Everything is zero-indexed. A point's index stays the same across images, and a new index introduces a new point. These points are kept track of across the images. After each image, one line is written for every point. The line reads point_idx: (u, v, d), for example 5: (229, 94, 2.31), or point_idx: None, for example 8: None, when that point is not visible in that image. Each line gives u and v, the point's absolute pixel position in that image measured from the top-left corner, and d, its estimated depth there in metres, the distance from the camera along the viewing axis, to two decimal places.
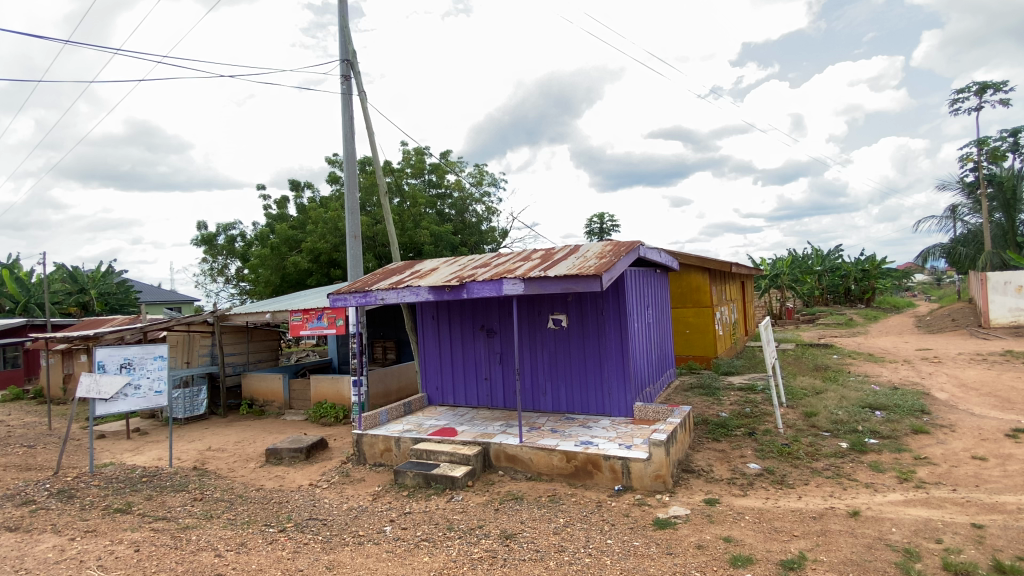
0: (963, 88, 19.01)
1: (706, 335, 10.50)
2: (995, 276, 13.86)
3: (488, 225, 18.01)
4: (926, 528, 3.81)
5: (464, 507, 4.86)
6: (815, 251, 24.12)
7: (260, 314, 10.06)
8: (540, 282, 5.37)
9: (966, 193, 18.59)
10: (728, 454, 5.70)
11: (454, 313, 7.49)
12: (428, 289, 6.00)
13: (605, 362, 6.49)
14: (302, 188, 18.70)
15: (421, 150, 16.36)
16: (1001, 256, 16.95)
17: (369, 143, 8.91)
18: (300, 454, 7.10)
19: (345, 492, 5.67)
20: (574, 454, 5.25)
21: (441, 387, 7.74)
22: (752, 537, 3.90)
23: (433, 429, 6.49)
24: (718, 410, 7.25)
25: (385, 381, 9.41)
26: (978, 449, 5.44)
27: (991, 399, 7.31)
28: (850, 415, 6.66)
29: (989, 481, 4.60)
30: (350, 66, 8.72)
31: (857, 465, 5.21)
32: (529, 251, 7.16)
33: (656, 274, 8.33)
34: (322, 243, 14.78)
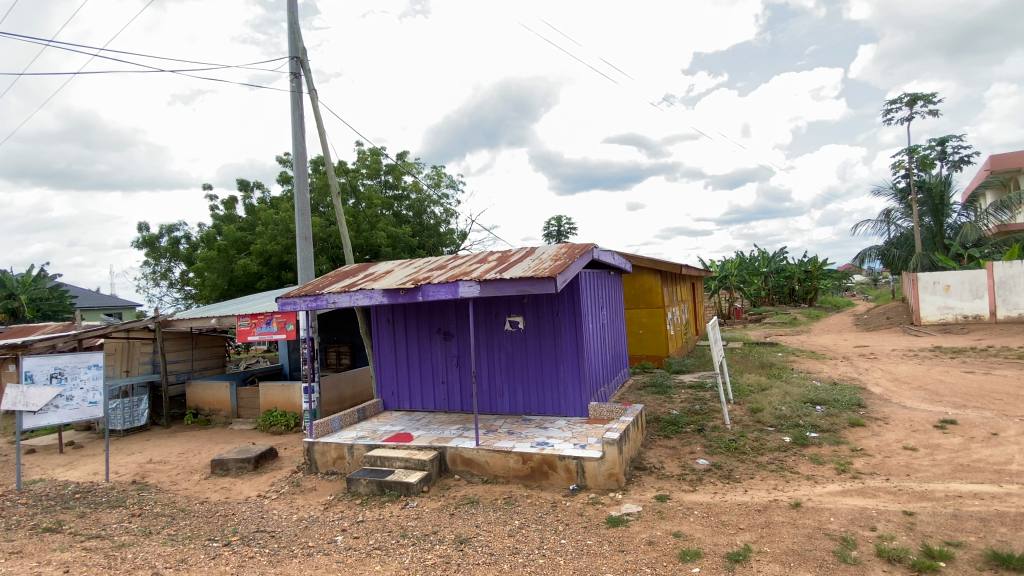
0: (896, 99, 20.17)
1: (659, 335, 10.74)
2: (925, 276, 14.75)
3: (447, 227, 17.90)
4: (861, 516, 3.98)
5: (419, 513, 4.77)
6: (762, 253, 25.08)
7: (204, 319, 9.63)
8: (496, 284, 5.35)
9: (899, 199, 19.73)
10: (678, 451, 5.83)
11: (410, 316, 7.36)
12: (382, 291, 5.87)
13: (561, 363, 6.51)
14: (251, 188, 18.07)
15: (377, 151, 16.11)
16: (930, 257, 18.04)
17: (321, 143, 8.67)
18: (248, 464, 6.81)
19: (295, 502, 5.47)
20: (530, 455, 5.23)
21: (397, 392, 7.59)
22: (700, 531, 3.98)
23: (388, 435, 6.35)
24: (669, 408, 7.41)
25: (338, 388, 9.17)
26: (909, 439, 5.75)
27: (920, 392, 7.76)
28: (793, 410, 6.93)
29: (919, 470, 4.86)
30: (301, 63, 8.48)
31: (799, 458, 5.41)
32: (485, 253, 7.13)
33: (610, 276, 8.45)
34: (272, 244, 14.32)
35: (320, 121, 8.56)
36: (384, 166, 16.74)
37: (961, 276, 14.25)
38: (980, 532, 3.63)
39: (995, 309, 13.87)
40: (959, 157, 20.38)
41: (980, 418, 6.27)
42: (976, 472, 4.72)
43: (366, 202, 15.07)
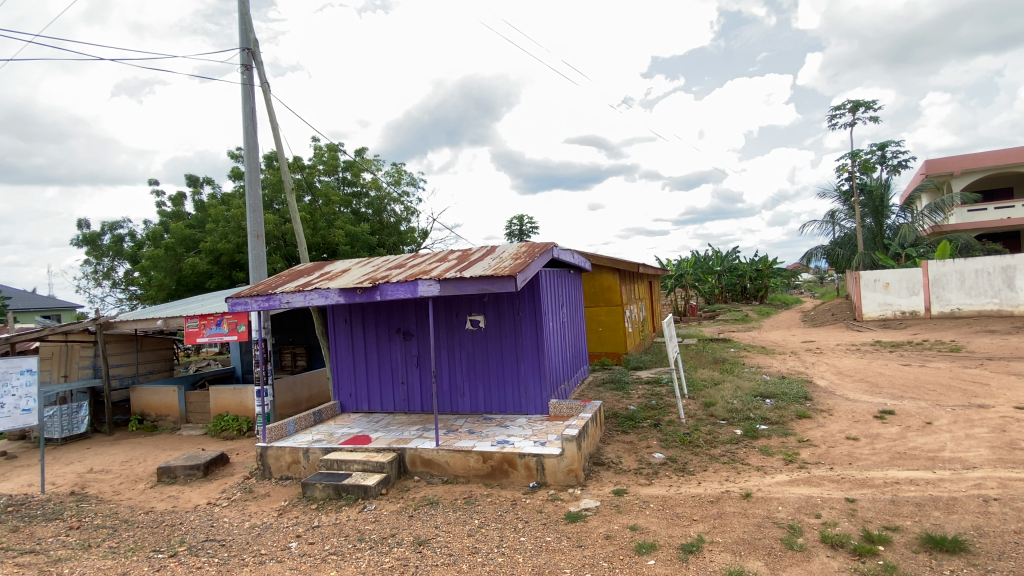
0: (840, 106, 21.14)
1: (617, 332, 10.91)
2: (866, 274, 15.53)
3: (407, 226, 17.69)
4: (807, 504, 4.14)
5: (377, 516, 4.67)
6: (715, 252, 25.83)
7: (150, 321, 9.17)
8: (456, 283, 5.29)
9: (843, 201, 20.65)
10: (635, 445, 5.93)
11: (368, 316, 7.22)
12: (338, 291, 5.73)
13: (522, 361, 6.52)
14: (201, 184, 17.36)
15: (334, 147, 15.75)
16: (871, 256, 18.97)
17: (274, 137, 8.39)
18: (197, 471, 6.53)
19: (247, 509, 5.28)
20: (490, 454, 5.20)
21: (354, 394, 7.44)
22: (655, 524, 4.05)
23: (345, 437, 6.21)
24: (627, 404, 7.54)
25: (293, 390, 8.91)
26: (851, 430, 6.03)
27: (862, 384, 8.16)
28: (744, 403, 7.16)
29: (860, 459, 5.10)
30: (252, 55, 8.19)
31: (749, 450, 5.59)
32: (445, 252, 7.07)
33: (570, 274, 8.51)
34: (223, 242, 13.81)
35: (273, 116, 8.29)
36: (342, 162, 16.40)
37: (898, 274, 15.08)
38: (916, 517, 3.83)
39: (930, 306, 14.65)
40: (897, 162, 21.52)
41: (916, 408, 6.64)
42: (912, 459, 4.99)
43: (323, 199, 14.72)
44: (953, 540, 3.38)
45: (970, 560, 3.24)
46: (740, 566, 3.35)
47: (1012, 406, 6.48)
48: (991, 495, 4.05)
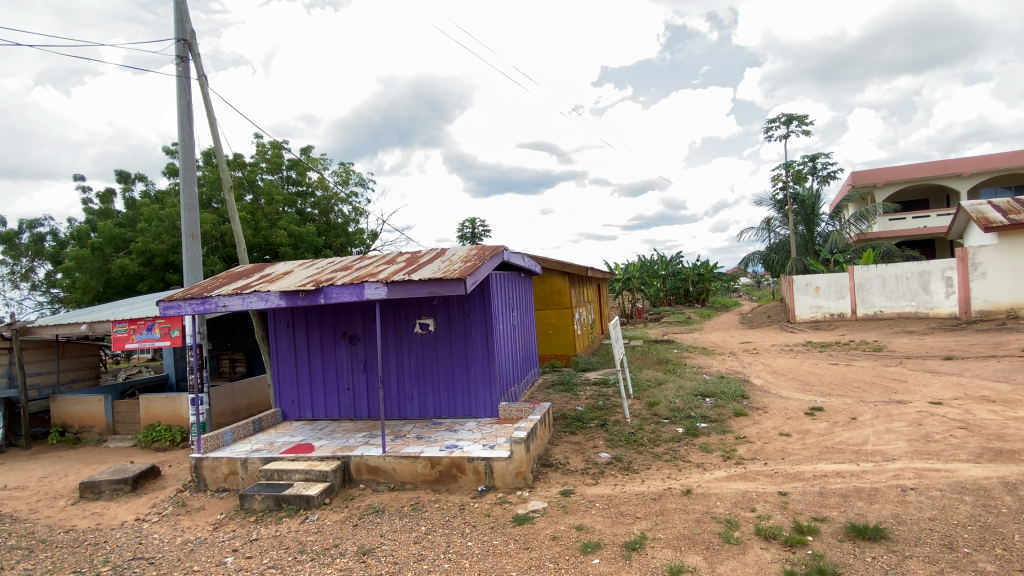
0: (776, 118, 22.29)
1: (567, 334, 11.05)
2: (799, 279, 16.40)
3: (355, 227, 17.32)
4: (743, 499, 4.31)
5: (320, 527, 4.52)
6: (661, 256, 26.60)
7: (73, 326, 8.56)
8: (404, 286, 5.21)
9: (777, 209, 21.73)
10: (582, 446, 6.00)
11: (312, 320, 7.00)
12: (280, 294, 5.52)
13: (472, 364, 6.49)
14: (132, 181, 16.40)
15: (278, 145, 15.24)
16: (803, 262, 20.07)
17: (212, 133, 8.01)
18: (125, 485, 6.12)
19: (180, 524, 4.99)
20: (438, 459, 5.13)
21: (297, 401, 7.19)
22: (601, 523, 4.11)
23: (287, 447, 5.98)
24: (575, 405, 7.64)
25: (231, 397, 8.52)
26: (784, 426, 6.33)
27: (794, 382, 8.60)
28: (685, 402, 7.38)
29: (792, 454, 5.35)
30: (188, 47, 7.80)
31: (690, 448, 5.77)
32: (394, 255, 6.94)
33: (521, 277, 8.56)
34: (156, 243, 13.08)
35: (211, 111, 7.92)
36: (286, 160, 15.89)
37: (828, 278, 16.00)
38: (842, 507, 4.05)
39: (855, 308, 15.61)
40: (827, 173, 22.85)
41: (842, 404, 7.05)
42: (838, 453, 5.28)
43: (265, 198, 14.23)
44: (875, 529, 3.60)
45: (890, 546, 3.45)
46: (680, 562, 3.45)
47: (926, 401, 6.99)
48: (908, 485, 4.35)
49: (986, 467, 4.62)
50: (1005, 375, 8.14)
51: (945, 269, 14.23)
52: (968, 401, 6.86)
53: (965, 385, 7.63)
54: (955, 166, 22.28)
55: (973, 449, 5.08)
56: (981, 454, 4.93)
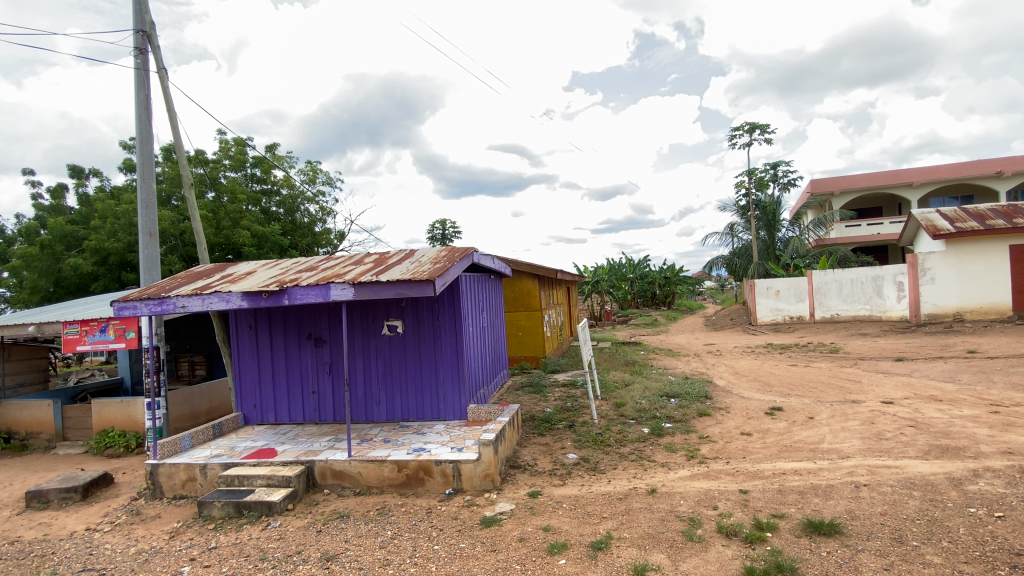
0: (739, 127, 22.91)
1: (536, 336, 11.09)
2: (761, 282, 16.85)
3: (322, 226, 17.02)
4: (706, 497, 4.41)
5: (282, 534, 4.41)
6: (629, 260, 26.96)
7: (20, 326, 8.16)
8: (371, 287, 5.13)
9: (740, 215, 22.31)
10: (551, 447, 6.03)
11: (276, 321, 6.84)
12: (242, 294, 5.39)
13: (441, 366, 6.45)
14: (85, 176, 15.73)
15: (242, 142, 14.85)
16: (764, 266, 20.68)
17: (172, 128, 7.76)
18: (74, 494, 5.85)
19: (134, 533, 4.80)
20: (405, 463, 5.08)
21: (259, 405, 7.01)
22: (567, 524, 4.13)
23: (249, 452, 5.82)
24: (543, 406, 7.67)
25: (190, 401, 8.26)
26: (746, 425, 6.50)
27: (755, 383, 8.84)
28: (651, 403, 7.51)
29: (752, 453, 5.50)
30: (148, 39, 7.54)
31: (655, 448, 5.86)
32: (361, 255, 6.84)
33: (490, 279, 8.56)
34: (111, 241, 12.57)
35: (171, 105, 7.67)
36: (251, 158, 15.52)
37: (787, 282, 16.52)
38: (799, 504, 4.18)
39: (813, 311, 16.18)
40: (788, 180, 23.59)
41: (800, 404, 7.28)
42: (797, 451, 5.45)
43: (228, 196, 13.86)
44: (830, 524, 3.72)
45: (843, 541, 3.58)
46: (645, 560, 3.50)
47: (878, 400, 7.28)
48: (862, 482, 4.52)
49: (934, 463, 4.84)
50: (951, 375, 8.56)
51: (897, 274, 14.83)
52: (918, 400, 7.17)
53: (915, 386, 7.97)
54: (906, 175, 23.30)
55: (922, 446, 5.32)
56: (929, 451, 5.16)
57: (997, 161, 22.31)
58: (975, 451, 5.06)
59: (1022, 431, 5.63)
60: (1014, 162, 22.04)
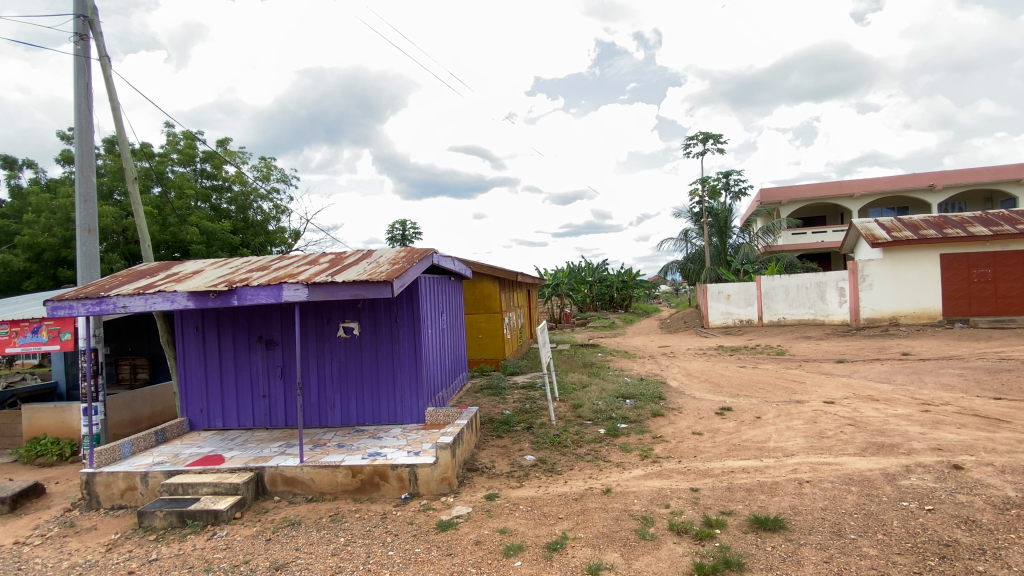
0: (694, 136, 23.61)
1: (496, 339, 11.10)
2: (713, 286, 17.40)
3: (276, 225, 16.54)
4: (658, 496, 4.51)
5: (229, 543, 4.24)
6: (588, 263, 27.35)
7: None
8: (326, 288, 5.01)
9: (694, 221, 22.98)
10: (509, 449, 6.04)
11: (225, 323, 6.60)
12: (188, 294, 5.17)
13: (398, 369, 6.36)
14: (18, 167, 14.77)
15: (191, 135, 14.27)
16: (716, 271, 21.39)
17: (115, 119, 7.38)
18: (2, 506, 5.47)
19: (68, 546, 4.52)
20: (360, 468, 4.98)
21: (206, 410, 6.74)
22: (524, 525, 4.15)
23: (194, 458, 5.59)
24: (502, 408, 7.66)
25: (131, 406, 7.88)
26: (697, 425, 6.69)
27: (707, 384, 9.12)
28: (607, 404, 7.64)
29: (703, 451, 5.67)
30: (90, 24, 7.16)
31: (611, 448, 5.96)
32: (316, 255, 6.68)
33: (450, 281, 8.51)
34: (46, 236, 11.84)
35: (114, 96, 7.30)
36: (200, 152, 14.93)
37: (738, 287, 17.11)
38: (746, 501, 4.33)
39: (762, 314, 16.83)
40: (739, 189, 24.45)
41: (748, 404, 7.55)
42: (744, 449, 5.65)
43: (175, 191, 13.31)
44: (775, 520, 3.87)
45: (787, 535, 3.73)
46: (599, 560, 3.55)
47: (820, 400, 7.62)
48: (804, 478, 4.73)
49: (870, 460, 5.10)
50: (887, 376, 9.05)
51: (839, 280, 15.63)
52: (857, 400, 7.56)
53: (854, 386, 8.40)
54: (848, 187, 24.57)
55: (860, 444, 5.60)
56: (866, 449, 5.44)
57: (930, 175, 23.78)
58: (907, 448, 5.37)
59: (949, 428, 6.01)
60: (944, 176, 23.52)
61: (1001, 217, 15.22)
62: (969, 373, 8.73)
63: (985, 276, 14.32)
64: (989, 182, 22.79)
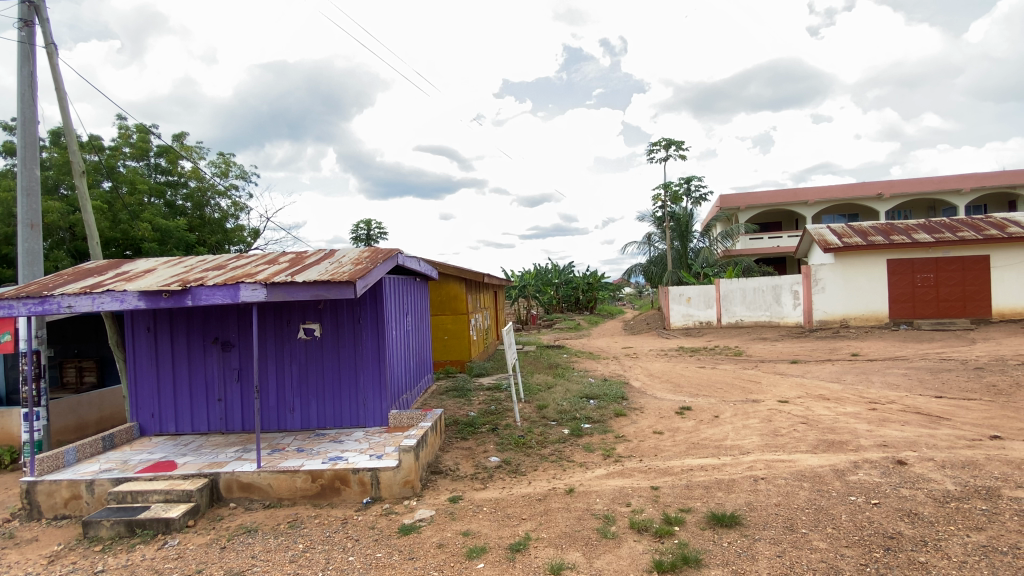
0: (657, 142, 24.08)
1: (462, 340, 11.05)
2: (674, 289, 17.78)
3: (234, 223, 16.08)
4: (620, 495, 4.58)
5: (181, 552, 4.09)
6: (554, 265, 27.57)
7: None
8: (285, 288, 4.89)
9: (657, 225, 23.46)
10: (473, 451, 6.03)
11: (178, 324, 6.38)
12: (138, 294, 4.97)
13: (360, 371, 6.27)
14: None
15: (145, 129, 13.73)
16: (678, 274, 21.89)
17: (62, 110, 7.03)
18: None
19: (4, 559, 4.27)
20: (320, 472, 4.89)
21: (157, 414, 6.48)
22: (487, 527, 4.15)
23: (144, 465, 5.38)
24: (467, 410, 7.64)
25: (77, 411, 7.54)
26: (658, 424, 6.83)
27: (668, 384, 9.32)
28: (572, 404, 7.74)
29: (663, 450, 5.79)
30: (36, 10, 6.81)
31: (574, 448, 6.02)
32: (277, 255, 6.53)
33: (416, 282, 8.43)
34: None
35: (61, 86, 6.96)
36: (154, 146, 14.38)
37: (698, 289, 17.54)
38: (704, 498, 4.44)
39: (720, 316, 17.28)
40: (700, 195, 25.08)
41: (707, 404, 7.75)
42: (703, 448, 5.80)
43: (127, 186, 12.77)
44: (731, 516, 3.99)
45: (742, 531, 3.84)
46: (561, 560, 3.57)
47: (775, 399, 7.89)
48: (759, 475, 4.89)
49: (821, 456, 5.32)
50: (838, 376, 9.43)
51: (793, 284, 16.23)
52: (808, 399, 7.86)
53: (806, 386, 8.73)
54: (803, 194, 25.52)
55: (812, 441, 5.83)
56: (817, 446, 5.67)
57: (878, 184, 24.91)
58: (856, 445, 5.61)
59: (894, 425, 6.32)
60: (891, 185, 24.71)
61: (943, 225, 16.06)
62: (912, 373, 9.20)
63: (928, 280, 15.10)
64: (932, 192, 24.04)
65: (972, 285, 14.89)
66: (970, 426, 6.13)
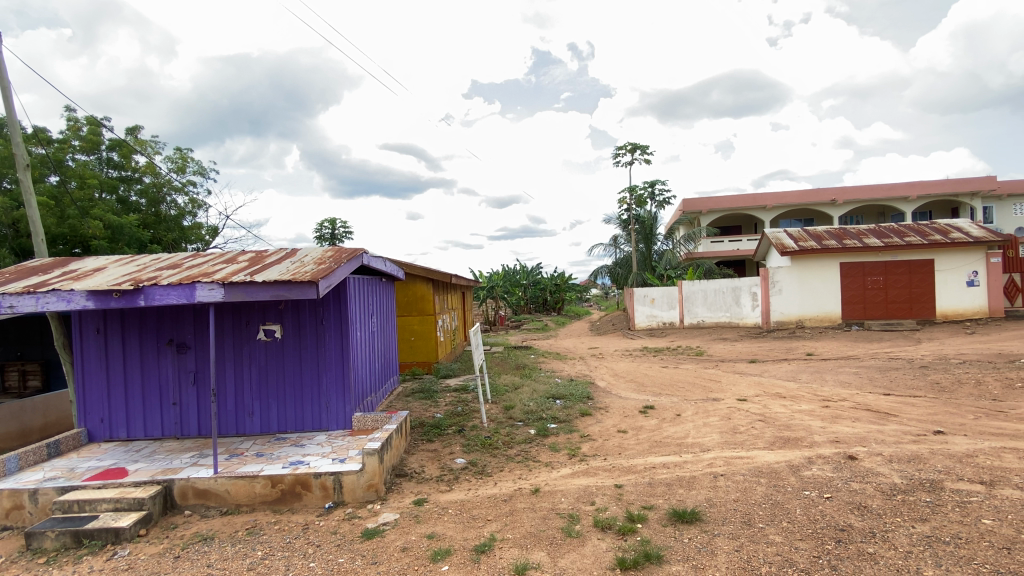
0: (622, 146, 24.47)
1: (429, 341, 10.98)
2: (639, 290, 18.09)
3: (191, 220, 15.56)
4: (584, 494, 4.63)
5: (131, 563, 3.93)
6: (522, 266, 27.67)
7: None
8: (244, 288, 4.76)
9: (623, 228, 23.82)
10: (439, 453, 5.99)
11: (131, 325, 6.13)
12: (86, 294, 4.76)
13: (323, 374, 6.16)
14: None
15: (96, 121, 13.15)
16: (642, 276, 22.27)
17: (5, 100, 6.66)
18: None
19: None
20: (280, 477, 4.77)
21: (107, 420, 6.21)
22: (452, 529, 4.13)
23: (92, 473, 5.14)
24: (433, 412, 7.58)
25: (20, 417, 7.15)
26: (622, 424, 6.92)
27: (633, 384, 9.48)
28: (538, 404, 7.79)
29: (627, 449, 5.88)
30: None
31: (540, 448, 6.06)
32: (236, 254, 6.34)
33: (381, 283, 8.31)
34: None
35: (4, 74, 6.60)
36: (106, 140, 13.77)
37: (661, 291, 17.91)
38: (666, 495, 4.54)
39: (683, 318, 17.67)
40: (663, 199, 25.60)
41: (670, 403, 7.91)
42: (665, 446, 5.92)
43: (77, 181, 12.22)
44: (691, 513, 4.09)
45: (702, 527, 3.94)
46: (525, 560, 3.59)
47: (735, 398, 8.12)
48: (719, 472, 5.02)
49: (777, 453, 5.50)
50: (794, 374, 9.78)
51: (751, 286, 16.75)
52: (766, 397, 8.11)
53: (764, 384, 9.01)
54: (762, 199, 26.35)
55: (768, 438, 6.02)
56: (774, 442, 5.86)
57: (832, 190, 25.91)
58: (810, 441, 5.82)
59: (845, 422, 6.58)
60: (844, 191, 25.72)
61: (893, 230, 16.82)
62: (863, 372, 9.61)
63: (878, 283, 15.80)
64: (882, 199, 25.14)
65: (918, 288, 15.65)
66: (915, 422, 6.45)
